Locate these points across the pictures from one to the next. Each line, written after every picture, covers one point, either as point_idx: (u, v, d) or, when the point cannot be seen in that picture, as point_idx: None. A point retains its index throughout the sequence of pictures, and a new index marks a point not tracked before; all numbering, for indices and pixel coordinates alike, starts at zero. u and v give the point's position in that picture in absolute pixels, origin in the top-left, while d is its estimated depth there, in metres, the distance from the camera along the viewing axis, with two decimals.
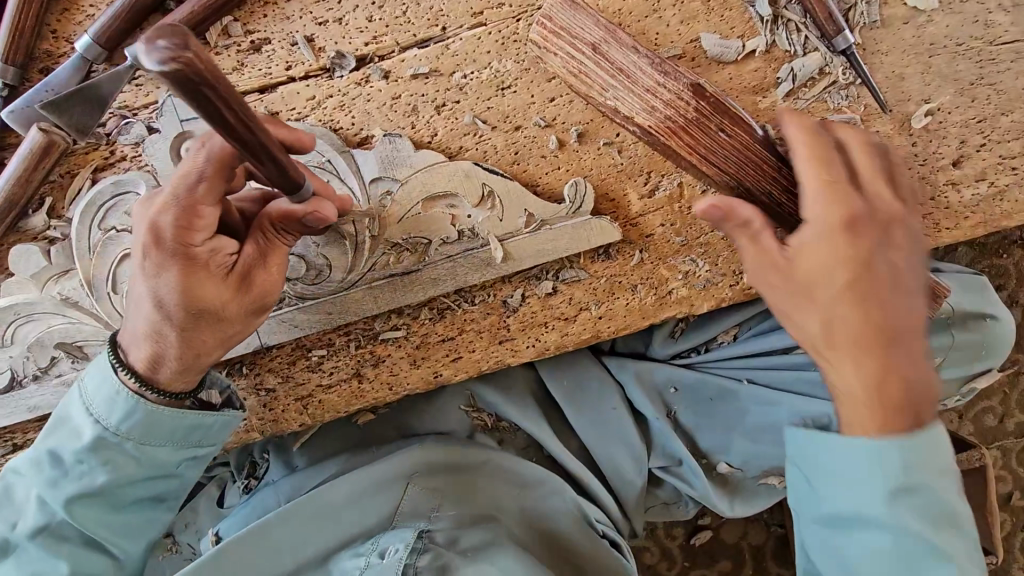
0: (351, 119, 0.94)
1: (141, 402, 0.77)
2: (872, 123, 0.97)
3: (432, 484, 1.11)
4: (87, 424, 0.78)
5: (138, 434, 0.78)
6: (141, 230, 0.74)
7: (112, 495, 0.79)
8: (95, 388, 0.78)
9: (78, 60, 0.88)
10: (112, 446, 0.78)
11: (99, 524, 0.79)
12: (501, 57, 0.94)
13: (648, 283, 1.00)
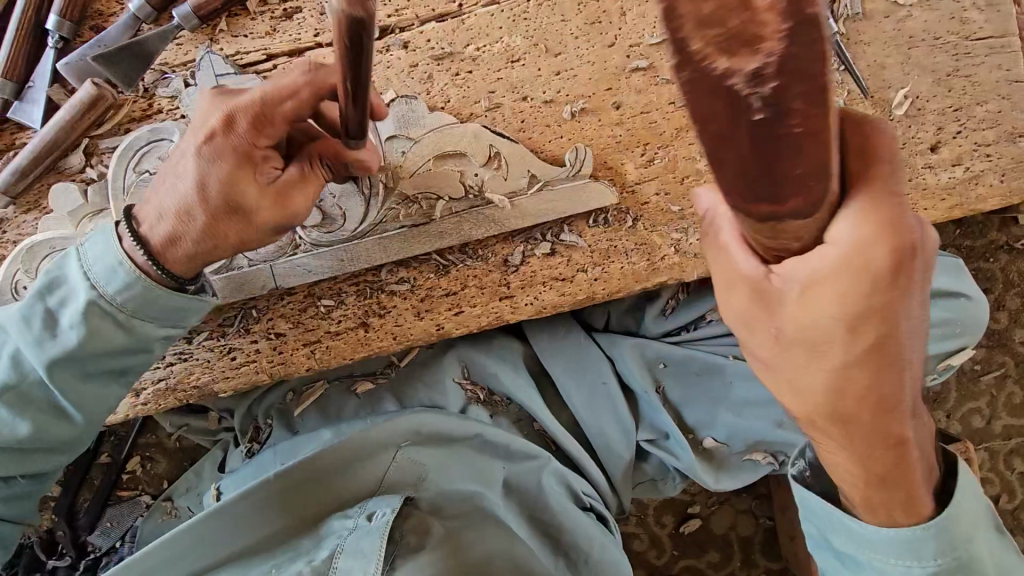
0: (372, 84, 1.02)
1: (141, 278, 0.81)
2: (855, 108, 1.05)
3: (423, 452, 1.12)
4: (83, 289, 0.82)
5: (131, 307, 0.82)
6: (211, 118, 0.80)
7: (85, 364, 0.84)
8: (97, 257, 0.82)
9: (129, 19, 0.97)
10: (104, 314, 0.82)
11: (70, 386, 0.83)
12: (512, 33, 1.03)
13: (642, 249, 1.06)
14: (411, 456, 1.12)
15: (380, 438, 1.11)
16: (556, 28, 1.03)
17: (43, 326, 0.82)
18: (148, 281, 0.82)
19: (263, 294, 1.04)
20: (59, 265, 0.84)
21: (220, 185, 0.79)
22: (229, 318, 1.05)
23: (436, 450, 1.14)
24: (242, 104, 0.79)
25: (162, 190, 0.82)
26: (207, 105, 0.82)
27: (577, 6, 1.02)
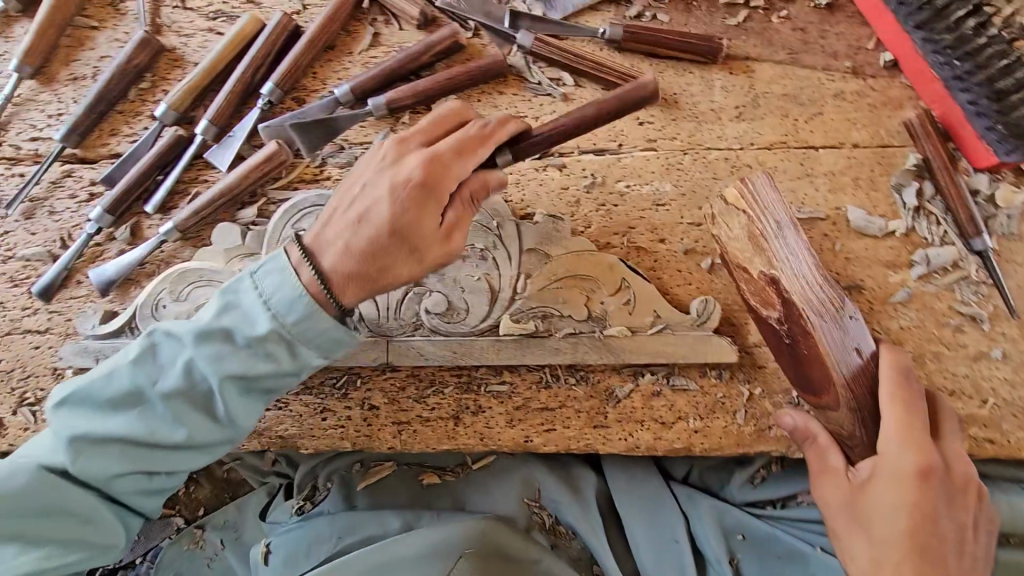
0: (522, 196, 1.09)
1: (321, 311, 0.84)
2: (998, 323, 1.02)
3: (481, 565, 1.10)
4: (263, 316, 0.85)
5: (297, 331, 0.85)
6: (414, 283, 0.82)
7: (250, 382, 0.87)
8: (276, 287, 0.85)
9: (331, 100, 1.09)
10: (279, 340, 0.85)
11: (230, 401, 0.86)
12: (663, 179, 1.09)
13: (750, 412, 1.04)
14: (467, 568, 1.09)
15: (444, 538, 1.10)
16: (706, 184, 1.08)
17: (213, 360, 0.85)
18: (319, 312, 0.84)
19: (370, 365, 1.06)
20: (236, 295, 0.86)
21: (410, 212, 0.82)
22: (332, 378, 1.08)
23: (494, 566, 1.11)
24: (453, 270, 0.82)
25: (337, 242, 0.84)
26: (386, 150, 0.86)
27: (730, 169, 1.08)
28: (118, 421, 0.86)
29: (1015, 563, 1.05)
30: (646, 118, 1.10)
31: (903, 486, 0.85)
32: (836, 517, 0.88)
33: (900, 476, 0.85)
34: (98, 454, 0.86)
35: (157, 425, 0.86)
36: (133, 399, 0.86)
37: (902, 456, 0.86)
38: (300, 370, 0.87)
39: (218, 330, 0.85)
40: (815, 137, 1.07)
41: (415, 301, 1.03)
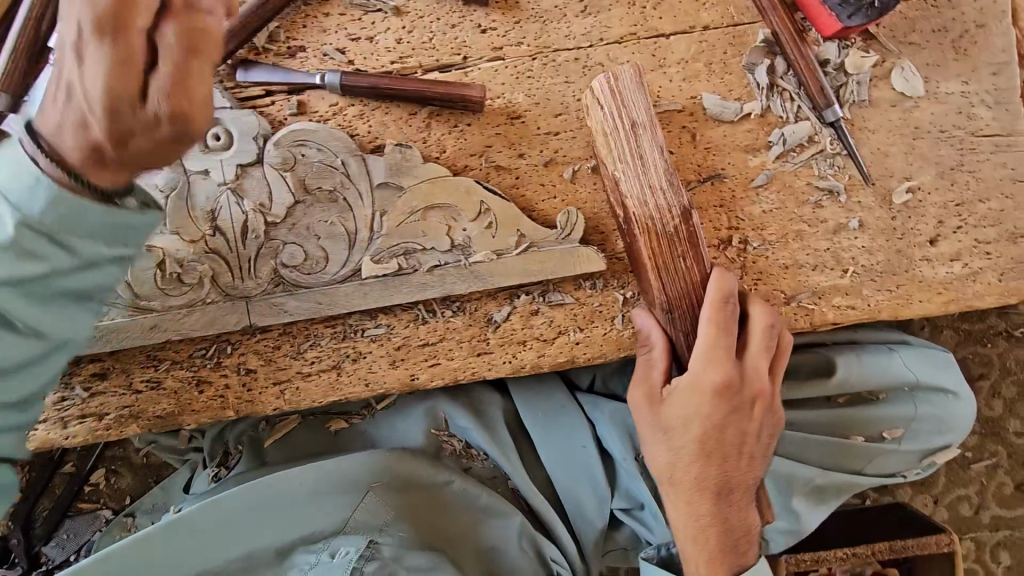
0: (368, 127, 1.01)
1: (66, 192, 0.66)
2: (854, 193, 1.03)
3: (391, 495, 1.09)
4: (1, 210, 0.66)
5: (53, 223, 0.67)
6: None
7: (36, 287, 0.71)
8: (3, 175, 0.65)
9: None
10: (31, 237, 0.67)
11: (20, 314, 0.71)
12: (515, 89, 1.02)
13: (629, 316, 1.04)
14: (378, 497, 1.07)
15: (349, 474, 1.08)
16: (560, 89, 1.02)
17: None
18: (80, 203, 0.67)
19: (237, 331, 1.01)
20: (15, 205, 0.66)
21: None
22: (201, 348, 1.02)
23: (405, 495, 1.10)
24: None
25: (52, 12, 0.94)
26: None
27: (582, 69, 1.02)
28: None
29: (875, 414, 1.16)
30: (488, 24, 1.02)
31: (699, 398, 0.91)
32: (640, 422, 0.96)
33: (706, 395, 0.91)
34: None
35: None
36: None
37: (705, 372, 0.90)
38: (113, 257, 0.74)
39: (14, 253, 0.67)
40: (665, 24, 1.02)
41: (271, 257, 0.99)
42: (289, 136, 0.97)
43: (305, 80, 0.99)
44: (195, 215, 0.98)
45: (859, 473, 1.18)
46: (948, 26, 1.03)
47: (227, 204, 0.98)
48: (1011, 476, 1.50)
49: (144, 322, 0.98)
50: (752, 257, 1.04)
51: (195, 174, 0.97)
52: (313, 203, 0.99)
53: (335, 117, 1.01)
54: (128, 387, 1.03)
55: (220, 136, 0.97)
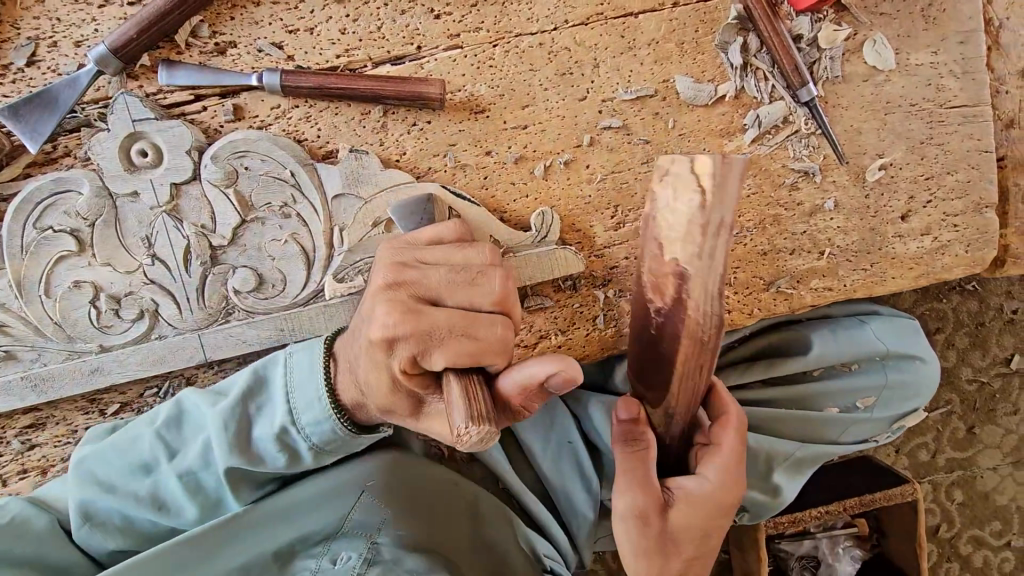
0: (316, 131, 0.91)
1: (331, 419, 0.82)
2: (829, 173, 1.01)
3: (391, 495, 0.98)
4: (278, 405, 0.84)
5: (316, 441, 0.84)
6: (376, 320, 0.74)
7: (238, 441, 0.83)
8: (295, 382, 0.84)
9: (93, 71, 0.84)
10: (290, 439, 0.83)
11: (232, 445, 0.82)
12: (476, 81, 0.94)
13: (610, 315, 1.01)
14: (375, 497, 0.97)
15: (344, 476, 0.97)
16: (525, 78, 0.95)
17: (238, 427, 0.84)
18: (309, 359, 0.84)
19: (190, 366, 0.92)
20: (311, 424, 0.83)
21: None
22: (150, 389, 0.94)
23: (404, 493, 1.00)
24: (435, 325, 0.73)
25: None
26: None
27: (547, 55, 0.94)
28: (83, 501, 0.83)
29: (847, 385, 1.19)
30: (441, 9, 0.92)
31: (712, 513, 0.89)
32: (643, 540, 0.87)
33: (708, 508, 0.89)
34: (101, 534, 0.84)
35: (127, 484, 0.84)
36: (152, 476, 0.85)
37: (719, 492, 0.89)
38: (213, 398, 0.87)
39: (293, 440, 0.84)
40: (632, 1, 0.95)
41: (220, 283, 0.89)
42: (227, 148, 0.87)
43: (239, 80, 0.88)
44: (129, 243, 0.87)
45: (834, 443, 1.21)
46: None
47: (164, 228, 0.87)
48: (963, 418, 1.51)
49: (78, 368, 0.88)
50: (730, 245, 1.01)
51: (122, 197, 0.86)
52: (262, 219, 0.89)
53: (278, 121, 0.90)
54: (70, 436, 0.94)
55: (148, 153, 0.86)
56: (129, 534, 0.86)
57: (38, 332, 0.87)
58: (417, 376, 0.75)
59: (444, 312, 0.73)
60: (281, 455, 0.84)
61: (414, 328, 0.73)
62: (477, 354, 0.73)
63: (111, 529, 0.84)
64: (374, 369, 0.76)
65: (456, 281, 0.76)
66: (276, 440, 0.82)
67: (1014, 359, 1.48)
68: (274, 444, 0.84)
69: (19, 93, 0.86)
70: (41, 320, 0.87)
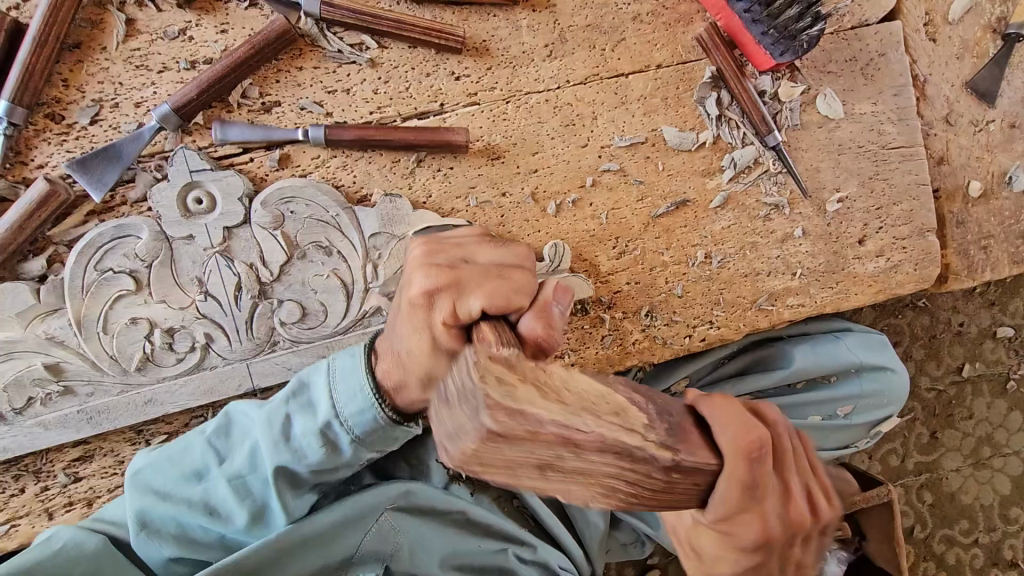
0: (353, 177, 1.02)
1: (374, 409, 0.88)
2: (796, 205, 1.18)
3: (409, 524, 1.08)
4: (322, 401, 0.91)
5: (358, 431, 0.90)
6: (415, 281, 0.84)
7: (286, 439, 0.90)
8: (338, 379, 0.90)
9: (155, 128, 0.95)
10: (334, 432, 0.90)
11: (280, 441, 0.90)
12: (492, 132, 1.07)
13: (615, 334, 1.13)
14: (393, 524, 1.07)
15: (367, 504, 1.05)
16: (534, 129, 1.08)
17: (284, 424, 0.91)
18: (352, 358, 0.91)
19: (236, 395, 0.99)
20: (352, 417, 0.89)
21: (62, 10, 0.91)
22: (196, 418, 1.01)
23: (419, 522, 1.10)
24: (467, 276, 0.84)
25: None
26: None
27: (553, 110, 1.09)
28: (142, 509, 0.91)
29: (823, 395, 1.33)
30: (461, 71, 1.06)
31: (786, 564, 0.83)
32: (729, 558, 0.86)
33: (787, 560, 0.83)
34: (160, 539, 0.91)
35: (180, 491, 0.91)
36: (201, 482, 0.92)
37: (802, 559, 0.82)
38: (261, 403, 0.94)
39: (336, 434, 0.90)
40: (623, 64, 1.11)
41: (267, 315, 0.97)
42: (276, 194, 0.97)
43: (286, 135, 0.98)
44: (183, 282, 0.95)
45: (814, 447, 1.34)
46: (857, 56, 1.19)
47: (217, 267, 0.96)
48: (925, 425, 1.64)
49: (132, 400, 0.95)
50: (716, 269, 1.16)
51: (179, 241, 0.95)
52: (306, 257, 0.98)
53: (318, 169, 1.01)
54: (117, 466, 1.00)
55: (203, 200, 0.95)
56: (183, 540, 0.93)
57: (94, 367, 0.94)
58: (457, 329, 0.81)
59: (475, 266, 0.85)
60: (322, 449, 0.91)
61: (452, 280, 0.83)
62: (503, 302, 0.80)
63: (168, 535, 0.92)
64: (412, 320, 0.84)
65: (487, 245, 0.90)
66: (320, 433, 0.89)
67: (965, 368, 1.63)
68: (317, 438, 0.90)
69: (82, 149, 0.95)
70: (98, 355, 0.94)
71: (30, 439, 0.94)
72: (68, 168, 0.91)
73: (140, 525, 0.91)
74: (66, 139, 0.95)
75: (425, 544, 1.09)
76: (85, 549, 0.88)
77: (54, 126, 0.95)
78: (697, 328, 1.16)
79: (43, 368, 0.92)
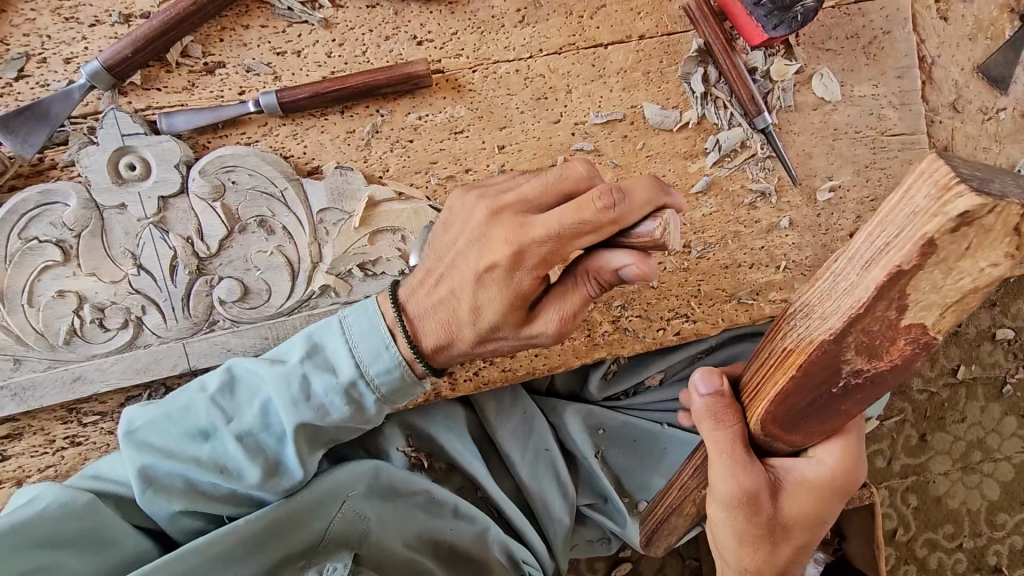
0: (303, 148, 0.95)
1: (400, 363, 0.86)
2: (784, 194, 1.10)
3: (371, 505, 1.04)
4: (346, 365, 0.86)
5: (384, 389, 0.87)
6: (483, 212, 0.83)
7: (301, 391, 0.86)
8: (361, 335, 0.86)
9: (84, 86, 0.87)
10: (359, 390, 0.87)
11: (299, 398, 0.86)
12: (456, 104, 0.99)
13: (583, 325, 1.06)
14: (354, 509, 1.02)
15: (329, 486, 1.00)
16: (503, 102, 1.00)
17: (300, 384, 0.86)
18: (366, 312, 0.88)
19: (172, 376, 0.93)
20: (377, 375, 0.86)
21: None
22: (130, 398, 0.95)
23: (383, 504, 1.06)
24: (535, 237, 0.74)
25: None
26: None
27: (524, 81, 1.01)
28: (146, 466, 0.86)
29: None
30: (424, 35, 0.97)
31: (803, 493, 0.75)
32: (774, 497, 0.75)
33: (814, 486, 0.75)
34: (167, 495, 0.86)
35: (187, 448, 0.86)
36: (211, 439, 0.87)
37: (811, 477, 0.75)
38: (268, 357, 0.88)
39: (359, 393, 0.87)
40: (602, 33, 1.02)
41: (205, 292, 0.91)
42: (216, 162, 0.90)
43: (236, 110, 0.91)
44: (114, 253, 0.89)
45: None
46: (859, 33, 1.09)
47: (151, 240, 0.89)
48: (916, 426, 1.60)
49: (60, 377, 0.90)
50: (695, 259, 1.08)
51: (109, 209, 0.88)
52: (249, 233, 0.92)
53: (265, 138, 0.94)
54: (49, 446, 0.95)
55: (136, 166, 0.88)
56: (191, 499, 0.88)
57: (19, 341, 0.88)
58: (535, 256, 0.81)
59: (572, 175, 0.79)
60: (346, 407, 0.88)
61: (512, 212, 0.78)
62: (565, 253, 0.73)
63: (175, 490, 0.87)
64: (473, 258, 0.79)
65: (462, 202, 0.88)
66: (345, 392, 0.86)
67: (960, 370, 1.59)
68: (339, 398, 0.86)
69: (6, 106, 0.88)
70: (24, 330, 0.88)
71: None
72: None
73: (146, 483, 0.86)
74: None
75: (386, 531, 1.04)
76: (74, 510, 0.82)
77: None
78: (672, 321, 1.09)
79: None
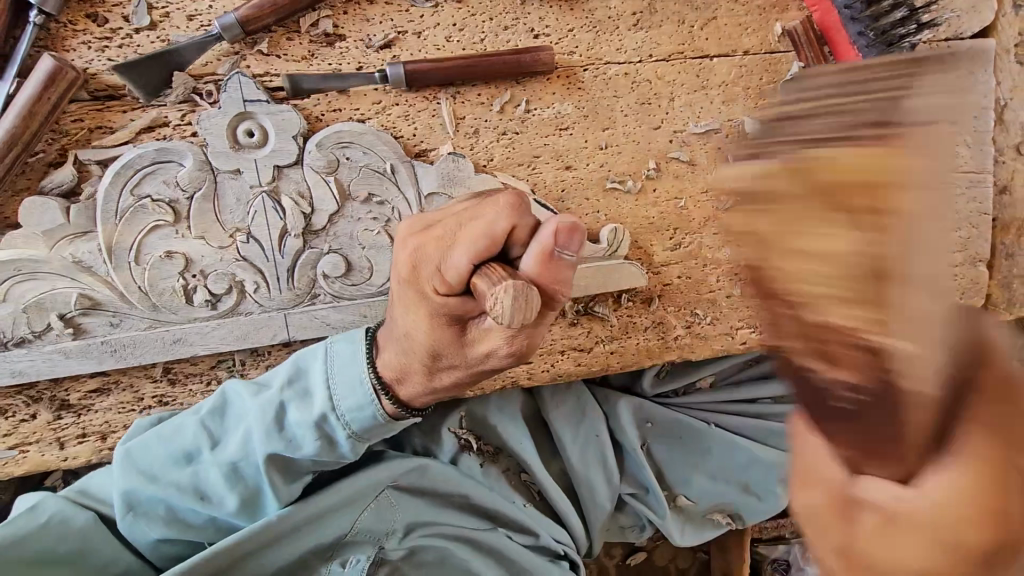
0: (413, 130, 0.95)
1: (374, 402, 0.85)
2: None
3: (407, 502, 1.08)
4: (322, 397, 0.86)
5: (354, 428, 0.86)
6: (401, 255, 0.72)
7: (273, 428, 0.86)
8: (340, 369, 0.86)
9: (211, 39, 0.85)
10: (331, 425, 0.86)
11: (263, 434, 0.86)
12: (564, 100, 1.00)
13: (658, 326, 1.11)
14: (391, 501, 1.06)
15: (363, 479, 1.04)
16: (609, 103, 1.02)
17: (277, 413, 0.87)
18: (350, 348, 0.87)
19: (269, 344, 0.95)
20: (349, 412, 0.85)
21: None
22: (224, 361, 0.96)
23: (416, 497, 1.10)
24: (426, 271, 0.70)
25: None
26: None
27: (631, 84, 1.02)
28: (128, 489, 0.87)
29: None
30: (541, 29, 0.98)
31: None
32: None
33: None
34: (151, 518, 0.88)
35: (170, 471, 0.87)
36: (191, 464, 0.88)
37: None
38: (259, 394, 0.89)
39: (331, 428, 0.87)
40: (710, 45, 1.04)
41: (309, 267, 0.93)
42: (332, 137, 0.90)
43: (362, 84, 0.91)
44: (225, 220, 0.89)
45: None
46: None
47: (262, 208, 0.90)
48: None
49: (161, 337, 0.91)
50: None
51: (224, 173, 0.88)
52: (358, 210, 0.93)
53: (378, 116, 0.94)
54: (134, 402, 0.95)
55: (255, 133, 0.88)
56: (172, 522, 0.90)
57: (122, 298, 0.89)
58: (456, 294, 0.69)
59: (487, 211, 0.66)
60: (317, 441, 0.87)
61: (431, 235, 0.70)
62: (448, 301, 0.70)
63: (161, 515, 0.89)
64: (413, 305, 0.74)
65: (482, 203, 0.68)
66: (314, 428, 0.85)
67: None
68: (310, 432, 0.86)
69: (125, 58, 0.86)
70: (127, 287, 0.88)
71: (48, 365, 0.89)
72: (112, 68, 0.84)
73: (127, 505, 0.88)
74: (107, 45, 0.86)
75: (424, 523, 1.08)
76: (71, 527, 0.88)
77: (95, 28, 0.85)
78: (740, 331, 1.13)
79: (68, 293, 0.87)
